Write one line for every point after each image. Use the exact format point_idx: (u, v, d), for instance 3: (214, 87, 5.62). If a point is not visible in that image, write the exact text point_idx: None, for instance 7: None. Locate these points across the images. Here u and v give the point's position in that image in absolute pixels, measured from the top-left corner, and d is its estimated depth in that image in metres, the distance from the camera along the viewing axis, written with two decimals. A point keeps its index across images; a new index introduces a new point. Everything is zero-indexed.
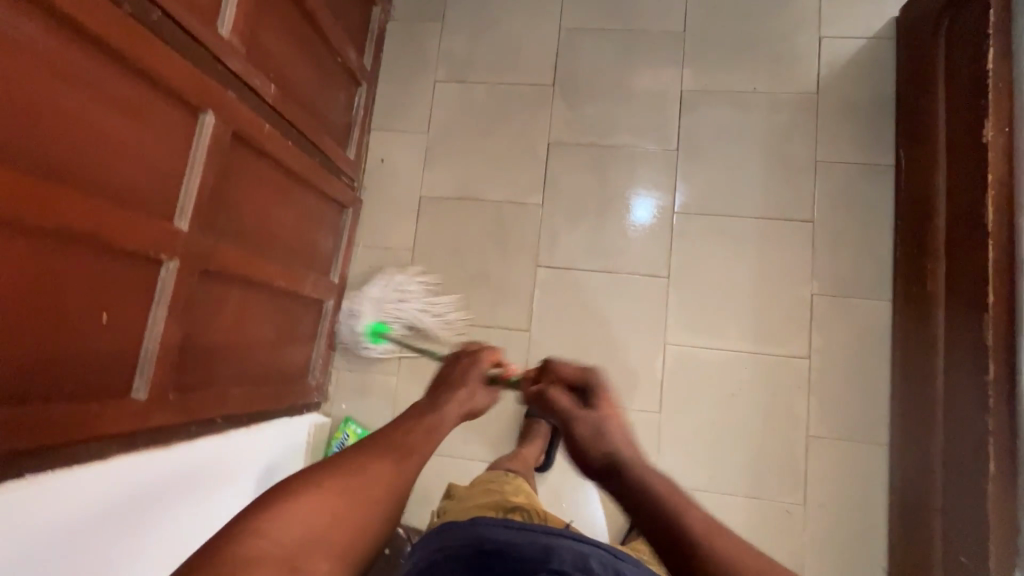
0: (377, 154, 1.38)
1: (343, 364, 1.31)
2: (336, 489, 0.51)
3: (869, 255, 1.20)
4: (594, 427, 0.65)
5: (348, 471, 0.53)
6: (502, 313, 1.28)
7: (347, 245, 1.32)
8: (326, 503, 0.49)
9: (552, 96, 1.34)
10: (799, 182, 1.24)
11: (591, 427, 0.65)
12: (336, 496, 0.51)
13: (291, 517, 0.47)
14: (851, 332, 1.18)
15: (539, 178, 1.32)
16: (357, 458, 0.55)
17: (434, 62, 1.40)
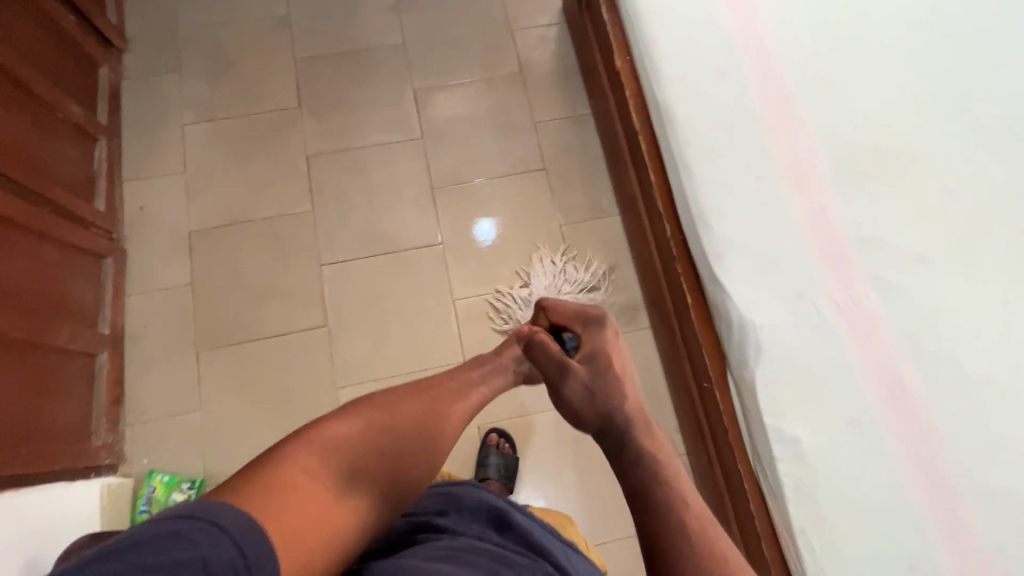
0: (135, 202, 1.37)
1: (137, 416, 1.23)
2: (360, 424, 0.68)
3: (594, 183, 1.45)
4: (585, 382, 0.67)
5: (387, 405, 0.72)
6: (297, 316, 1.32)
7: (115, 294, 1.27)
8: (355, 436, 0.67)
9: (302, 116, 1.46)
10: (526, 141, 1.48)
11: (580, 380, 0.68)
12: (358, 430, 0.68)
13: (322, 447, 0.65)
14: (598, 246, 1.41)
15: (305, 187, 1.41)
16: (392, 400, 0.72)
17: (179, 108, 1.45)
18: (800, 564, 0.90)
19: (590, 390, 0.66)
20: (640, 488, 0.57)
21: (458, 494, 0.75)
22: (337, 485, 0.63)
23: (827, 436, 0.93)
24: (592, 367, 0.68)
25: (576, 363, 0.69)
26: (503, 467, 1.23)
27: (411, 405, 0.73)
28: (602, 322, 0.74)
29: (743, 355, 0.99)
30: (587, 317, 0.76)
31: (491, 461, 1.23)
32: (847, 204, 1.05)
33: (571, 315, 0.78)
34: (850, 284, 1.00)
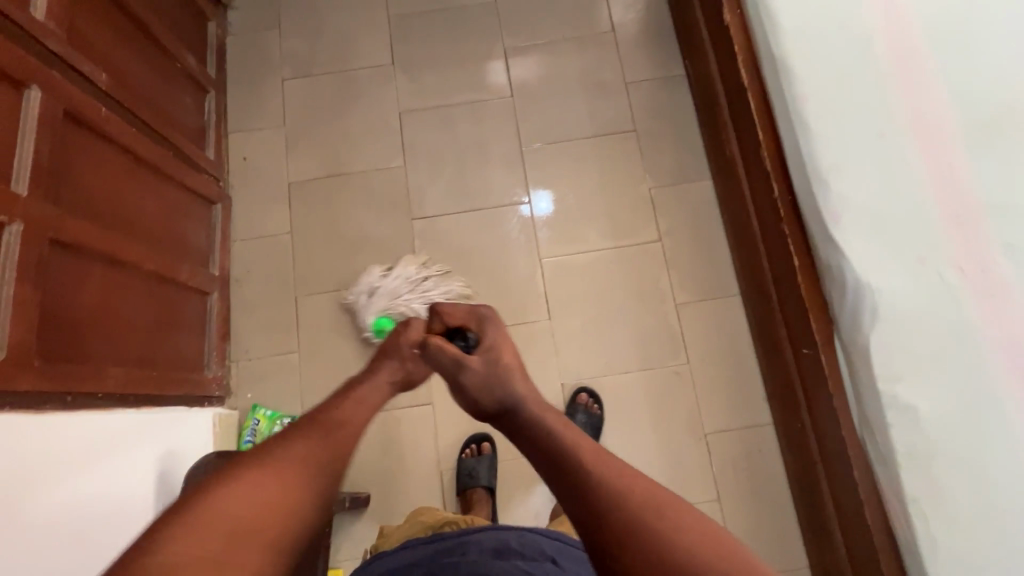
0: (239, 154, 1.44)
1: (242, 353, 1.31)
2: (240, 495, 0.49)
3: (685, 146, 1.42)
4: (479, 370, 0.70)
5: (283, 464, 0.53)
6: (390, 268, 1.36)
7: (223, 239, 1.34)
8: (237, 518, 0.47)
9: (394, 73, 1.49)
10: (616, 102, 1.46)
11: (479, 366, 0.71)
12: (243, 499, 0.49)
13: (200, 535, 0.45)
14: (688, 210, 1.38)
15: (398, 143, 1.44)
16: (288, 445, 0.55)
17: (279, 64, 1.50)
18: (910, 532, 0.88)
19: (484, 381, 0.69)
20: (595, 510, 0.49)
21: (470, 539, 0.76)
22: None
23: (947, 404, 0.90)
24: (481, 366, 0.70)
25: (474, 358, 0.72)
26: (592, 422, 1.23)
27: (309, 451, 0.55)
28: (496, 323, 0.76)
29: (856, 318, 0.96)
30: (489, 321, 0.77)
31: (581, 417, 1.24)
32: (981, 164, 0.98)
33: (456, 319, 0.79)
34: (979, 250, 0.95)
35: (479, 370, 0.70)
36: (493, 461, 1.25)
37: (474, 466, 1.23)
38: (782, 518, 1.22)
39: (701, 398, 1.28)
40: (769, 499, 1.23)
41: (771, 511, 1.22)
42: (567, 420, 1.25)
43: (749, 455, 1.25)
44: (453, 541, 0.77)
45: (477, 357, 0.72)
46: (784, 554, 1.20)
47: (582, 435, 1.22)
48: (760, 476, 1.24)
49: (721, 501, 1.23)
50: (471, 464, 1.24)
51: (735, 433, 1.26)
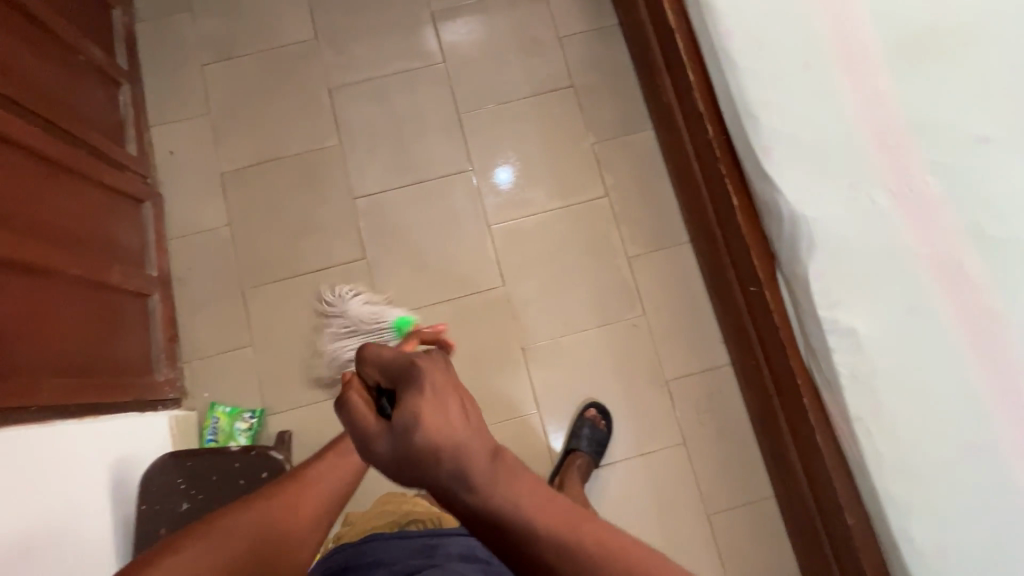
0: (164, 148, 1.37)
1: (193, 353, 1.28)
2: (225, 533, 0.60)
3: (624, 98, 1.40)
4: (393, 448, 0.39)
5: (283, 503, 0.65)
6: (336, 251, 1.33)
7: (157, 238, 1.28)
8: (221, 555, 0.59)
9: (319, 49, 1.42)
10: (552, 59, 1.43)
11: (389, 447, 0.39)
12: (228, 536, 0.60)
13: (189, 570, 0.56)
14: (632, 163, 1.38)
15: (331, 121, 1.39)
16: (233, 518, 0.62)
17: (196, 49, 1.42)
18: (857, 450, 0.91)
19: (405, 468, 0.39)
20: (529, 570, 0.38)
21: (442, 540, 0.72)
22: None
23: (883, 324, 0.92)
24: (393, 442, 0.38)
25: (382, 437, 0.39)
26: (596, 445, 1.22)
27: (301, 500, 0.67)
28: (425, 377, 0.39)
29: (794, 250, 0.97)
30: (395, 373, 0.40)
31: (585, 434, 1.22)
32: (903, 85, 0.99)
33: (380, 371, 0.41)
34: (906, 170, 0.97)
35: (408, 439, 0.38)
36: None
37: None
38: (747, 454, 1.26)
39: (660, 346, 1.30)
40: (734, 436, 1.26)
41: (736, 448, 1.26)
42: (571, 435, 1.22)
43: (710, 397, 1.27)
44: (423, 542, 0.73)
45: (393, 425, 0.39)
46: (752, 487, 1.24)
47: (585, 454, 1.21)
48: (723, 415, 1.27)
49: (687, 443, 1.26)
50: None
51: (695, 378, 1.29)
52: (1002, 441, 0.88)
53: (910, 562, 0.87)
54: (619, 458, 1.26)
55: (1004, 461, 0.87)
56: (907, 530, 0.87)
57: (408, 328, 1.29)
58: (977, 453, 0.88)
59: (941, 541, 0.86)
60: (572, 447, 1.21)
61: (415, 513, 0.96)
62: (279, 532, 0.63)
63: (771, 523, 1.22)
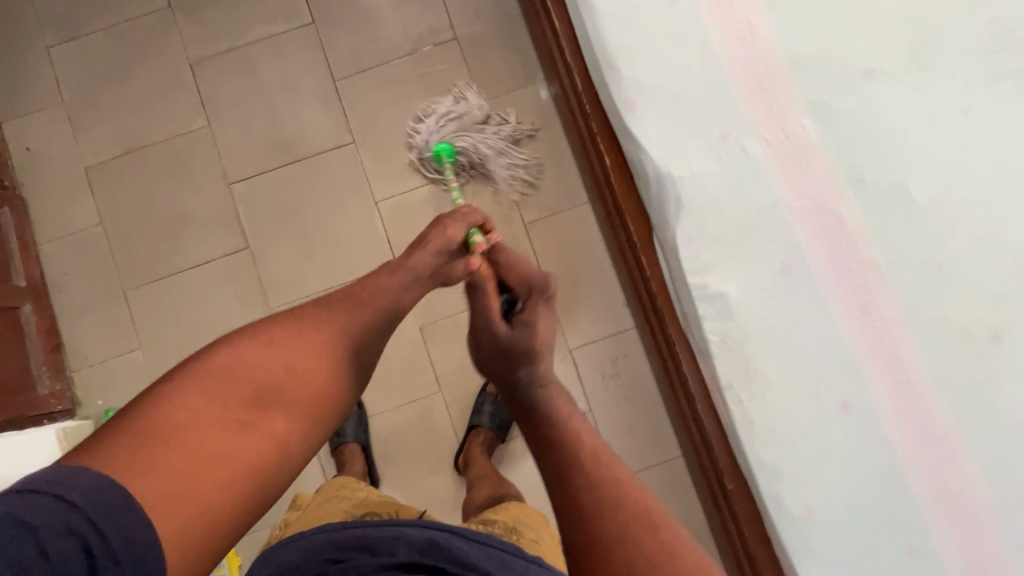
0: (20, 145, 1.27)
1: (82, 361, 1.23)
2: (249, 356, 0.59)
3: (512, 48, 1.28)
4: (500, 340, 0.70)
5: (282, 342, 0.61)
6: (216, 242, 1.26)
7: (22, 245, 1.21)
8: (253, 366, 0.58)
9: (174, 18, 1.29)
10: (431, 8, 1.29)
11: (507, 332, 0.71)
12: (251, 357, 0.59)
13: (216, 377, 0.57)
14: (525, 120, 1.28)
15: (196, 100, 1.27)
16: (263, 331, 0.61)
17: (38, 29, 1.29)
18: (729, 417, 0.89)
19: (499, 352, 0.70)
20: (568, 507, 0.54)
21: (401, 532, 0.68)
22: (231, 418, 0.55)
23: (754, 286, 0.87)
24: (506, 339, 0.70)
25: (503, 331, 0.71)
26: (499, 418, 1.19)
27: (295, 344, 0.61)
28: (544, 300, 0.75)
29: (664, 213, 0.91)
30: (530, 284, 0.75)
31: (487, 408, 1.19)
32: (778, 16, 0.89)
33: (521, 281, 0.76)
34: (782, 115, 0.88)
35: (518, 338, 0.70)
36: (363, 417, 1.22)
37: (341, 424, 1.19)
38: (655, 416, 1.24)
39: (563, 315, 1.25)
40: (640, 400, 1.24)
41: (642, 411, 1.24)
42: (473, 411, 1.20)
43: (615, 363, 1.24)
44: (379, 534, 0.69)
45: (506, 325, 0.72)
46: (659, 448, 1.23)
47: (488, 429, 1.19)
48: (630, 379, 1.24)
49: (593, 410, 1.24)
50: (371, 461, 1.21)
51: (599, 344, 1.25)
52: (872, 397, 0.85)
53: (780, 524, 0.87)
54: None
55: (875, 417, 0.85)
56: (776, 493, 0.86)
57: None
58: (849, 412, 0.86)
59: (809, 502, 0.85)
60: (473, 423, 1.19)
61: (370, 506, 0.87)
62: (284, 368, 0.60)
63: (680, 482, 1.22)
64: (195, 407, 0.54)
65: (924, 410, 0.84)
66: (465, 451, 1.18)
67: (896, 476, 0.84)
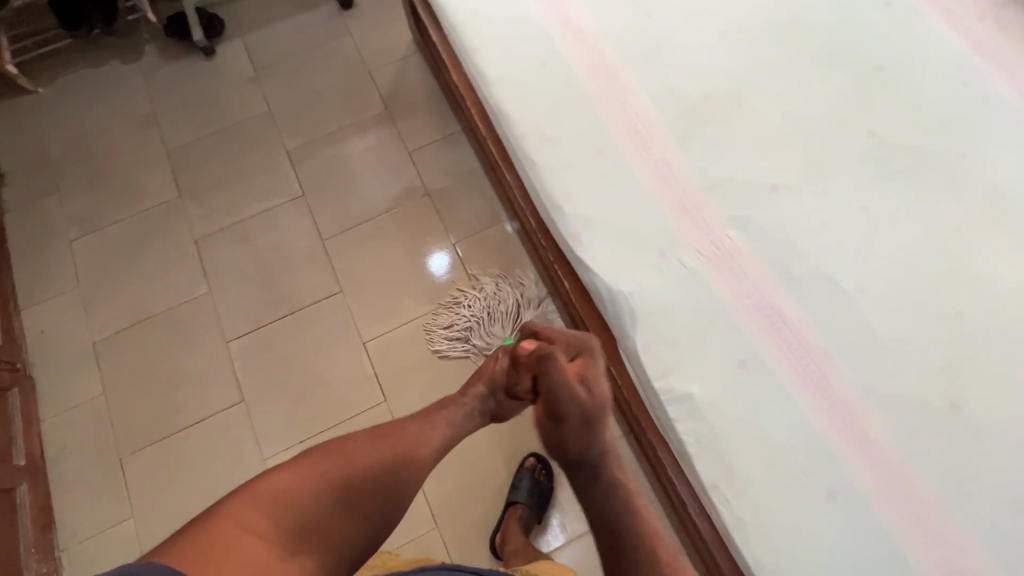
0: (35, 327, 1.38)
1: (71, 538, 1.22)
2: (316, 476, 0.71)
3: (477, 194, 1.47)
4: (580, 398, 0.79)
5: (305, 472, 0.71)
6: (211, 399, 1.31)
7: (25, 423, 1.26)
8: (319, 484, 0.70)
9: (183, 204, 1.49)
10: (407, 171, 1.51)
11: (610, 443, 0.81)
12: (332, 465, 0.72)
13: (296, 481, 0.69)
14: (496, 255, 1.42)
15: (199, 270, 1.42)
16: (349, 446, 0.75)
17: (63, 227, 1.48)
18: (720, 520, 0.88)
19: (583, 409, 0.79)
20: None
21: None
22: (290, 533, 0.65)
23: (717, 385, 0.93)
24: (588, 390, 0.80)
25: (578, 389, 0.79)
26: (535, 493, 1.19)
27: (336, 460, 0.73)
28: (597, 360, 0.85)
29: (622, 325, 0.99)
30: (575, 345, 0.86)
31: (523, 483, 1.20)
32: (688, 151, 1.07)
33: (562, 339, 0.85)
34: (710, 230, 1.02)
35: (590, 399, 0.79)
36: None
37: None
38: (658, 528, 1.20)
39: None
40: None
41: None
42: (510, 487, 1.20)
43: None
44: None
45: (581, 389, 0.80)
46: None
47: (525, 505, 1.18)
48: None
49: None
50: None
51: None
52: (855, 481, 0.87)
53: None
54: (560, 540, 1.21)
55: (861, 502, 0.86)
56: None
57: None
58: (835, 500, 0.86)
59: None
60: (510, 499, 1.19)
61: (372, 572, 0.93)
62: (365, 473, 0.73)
63: None
64: (328, 480, 0.71)
65: (907, 489, 0.85)
66: (501, 529, 1.17)
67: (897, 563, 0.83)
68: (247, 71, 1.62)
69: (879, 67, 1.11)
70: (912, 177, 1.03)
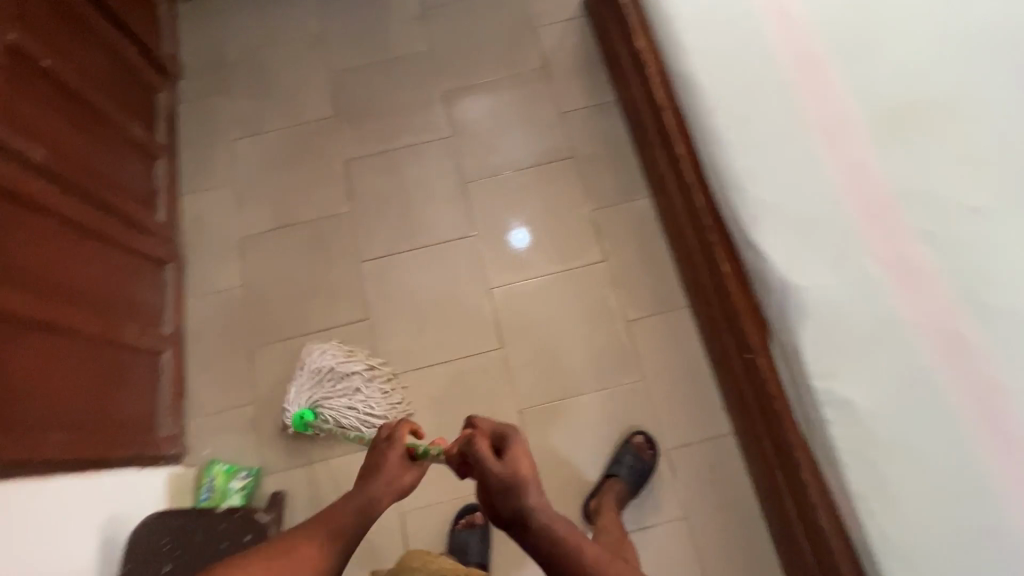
0: (192, 213, 1.49)
1: (198, 410, 1.31)
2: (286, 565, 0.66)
3: (622, 167, 1.46)
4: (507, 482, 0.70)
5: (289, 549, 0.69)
6: (339, 311, 1.38)
7: (175, 298, 1.36)
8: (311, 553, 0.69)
9: (338, 124, 1.55)
10: (555, 132, 1.51)
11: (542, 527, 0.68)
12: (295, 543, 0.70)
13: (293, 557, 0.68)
14: (632, 229, 1.41)
15: (345, 189, 1.48)
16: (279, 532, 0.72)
17: (228, 126, 1.57)
18: (861, 532, 0.86)
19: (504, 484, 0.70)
20: None
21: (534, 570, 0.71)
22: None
23: (883, 397, 0.89)
24: (501, 468, 0.71)
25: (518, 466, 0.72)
26: (636, 472, 1.19)
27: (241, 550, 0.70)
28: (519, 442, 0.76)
29: (785, 318, 0.97)
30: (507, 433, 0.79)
31: (626, 460, 1.20)
32: (886, 155, 1.02)
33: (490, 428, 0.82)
34: (898, 240, 0.97)
35: (503, 475, 0.71)
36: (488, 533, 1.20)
37: (467, 539, 1.18)
38: (755, 532, 1.18)
39: (659, 414, 1.27)
40: (738, 511, 1.20)
41: (741, 525, 1.19)
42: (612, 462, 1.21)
43: (712, 470, 1.23)
44: None
45: (494, 466, 0.72)
46: (758, 567, 1.16)
47: (623, 481, 1.18)
48: (729, 487, 1.21)
49: (688, 516, 1.20)
50: (461, 538, 1.19)
51: (697, 447, 1.24)
52: None
53: None
54: (654, 520, 1.21)
55: None
56: None
57: (406, 387, 1.31)
58: (1000, 543, 0.81)
59: None
60: (612, 472, 1.19)
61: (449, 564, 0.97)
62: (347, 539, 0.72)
63: None
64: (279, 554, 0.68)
65: None
66: (597, 499, 1.18)
67: None
68: (416, 8, 1.66)
69: None
70: None
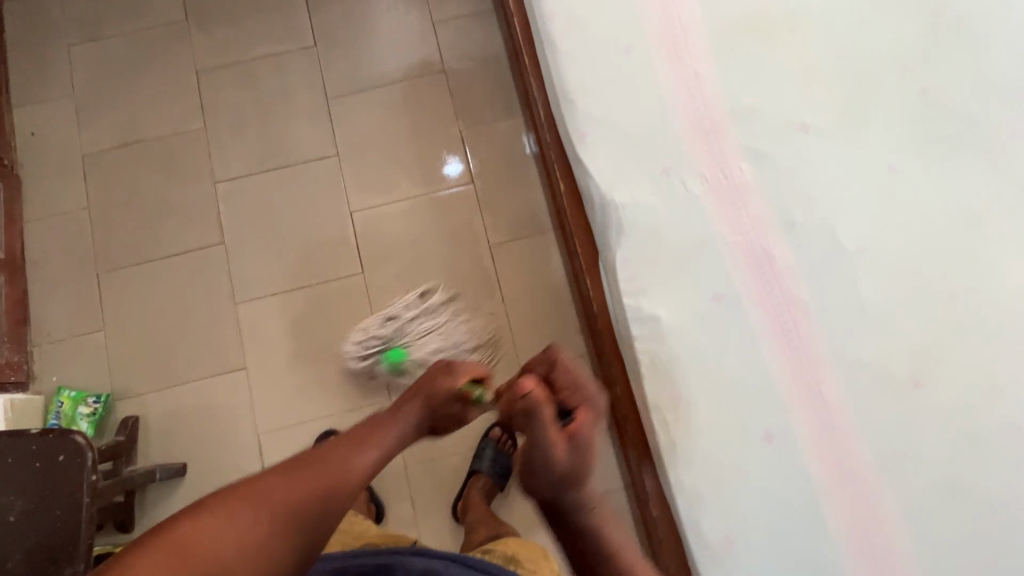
0: (25, 129, 1.36)
1: (43, 337, 1.27)
2: (288, 473, 0.66)
3: (495, 83, 1.38)
4: (565, 463, 0.67)
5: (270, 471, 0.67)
6: (191, 235, 1.31)
7: (8, 221, 1.27)
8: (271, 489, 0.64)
9: (189, 30, 1.40)
10: (427, 42, 1.41)
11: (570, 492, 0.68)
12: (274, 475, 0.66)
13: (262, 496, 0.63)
14: (501, 151, 1.35)
15: (196, 104, 1.37)
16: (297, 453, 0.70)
17: (63, 30, 1.40)
18: (655, 439, 0.89)
19: (561, 474, 0.67)
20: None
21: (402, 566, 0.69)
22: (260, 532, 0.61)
23: (687, 312, 0.91)
24: (566, 457, 0.67)
25: (561, 450, 0.67)
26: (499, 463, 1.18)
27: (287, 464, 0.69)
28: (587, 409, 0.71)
29: (607, 236, 0.96)
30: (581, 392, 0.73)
31: (487, 454, 1.18)
32: (724, 67, 0.98)
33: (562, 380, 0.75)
34: (723, 157, 0.95)
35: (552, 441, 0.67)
36: None
37: None
38: None
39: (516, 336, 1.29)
40: None
41: None
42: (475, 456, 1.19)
43: None
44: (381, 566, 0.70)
45: (564, 448, 0.67)
46: None
47: (487, 474, 1.18)
48: None
49: None
50: None
51: None
52: (798, 431, 0.86)
53: (696, 548, 0.85)
54: None
55: (795, 450, 0.86)
56: (695, 521, 0.85)
57: (263, 313, 1.28)
58: (771, 444, 0.86)
59: (727, 528, 0.85)
60: (474, 468, 1.18)
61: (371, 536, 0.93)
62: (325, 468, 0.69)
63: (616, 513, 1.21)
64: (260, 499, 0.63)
65: (845, 447, 0.85)
66: (464, 497, 1.16)
67: (812, 513, 0.84)
68: None
69: (959, 20, 0.99)
70: (952, 143, 0.95)
